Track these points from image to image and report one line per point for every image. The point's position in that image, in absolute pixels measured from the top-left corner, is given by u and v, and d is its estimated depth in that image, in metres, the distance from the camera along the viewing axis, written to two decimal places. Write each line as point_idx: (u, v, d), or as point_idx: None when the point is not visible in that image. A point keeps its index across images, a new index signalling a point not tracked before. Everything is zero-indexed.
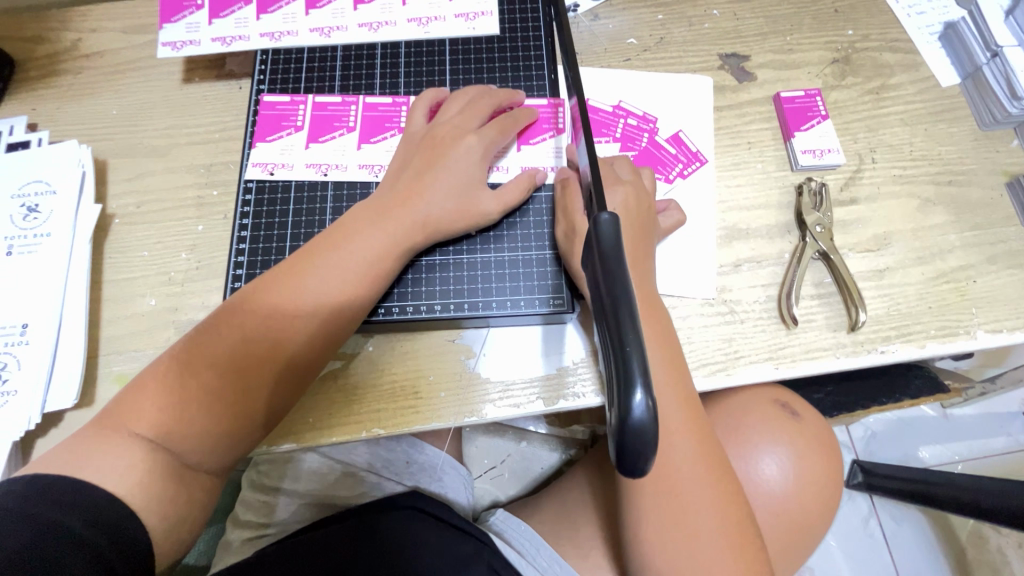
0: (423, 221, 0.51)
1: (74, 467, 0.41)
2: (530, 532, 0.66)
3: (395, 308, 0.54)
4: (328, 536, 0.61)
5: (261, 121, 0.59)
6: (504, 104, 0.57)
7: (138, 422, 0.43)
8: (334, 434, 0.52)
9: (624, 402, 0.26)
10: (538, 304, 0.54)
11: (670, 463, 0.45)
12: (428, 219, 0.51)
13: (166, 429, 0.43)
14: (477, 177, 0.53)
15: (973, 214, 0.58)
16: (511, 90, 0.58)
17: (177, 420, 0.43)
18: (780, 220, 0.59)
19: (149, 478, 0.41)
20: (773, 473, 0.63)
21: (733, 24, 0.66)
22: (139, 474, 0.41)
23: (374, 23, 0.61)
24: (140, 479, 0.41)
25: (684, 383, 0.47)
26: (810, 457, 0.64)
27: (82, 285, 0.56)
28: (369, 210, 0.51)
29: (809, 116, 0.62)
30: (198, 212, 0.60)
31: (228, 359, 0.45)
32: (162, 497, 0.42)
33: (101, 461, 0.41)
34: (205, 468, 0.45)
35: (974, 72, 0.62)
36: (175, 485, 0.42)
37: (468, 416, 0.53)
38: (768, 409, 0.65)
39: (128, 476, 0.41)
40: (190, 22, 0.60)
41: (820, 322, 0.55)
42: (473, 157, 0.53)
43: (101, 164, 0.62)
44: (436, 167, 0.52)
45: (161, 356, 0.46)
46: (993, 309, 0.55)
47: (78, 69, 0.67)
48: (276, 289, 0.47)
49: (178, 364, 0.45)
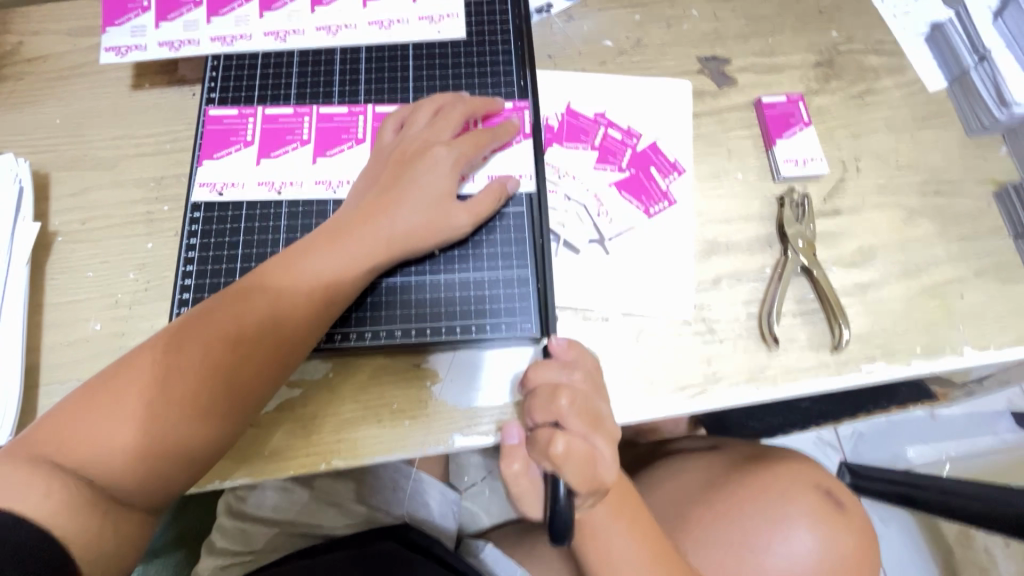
0: (387, 238, 0.48)
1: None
2: None
3: (354, 333, 0.51)
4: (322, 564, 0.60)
5: (207, 135, 0.55)
6: (479, 112, 0.54)
7: (70, 452, 0.39)
8: (289, 467, 0.49)
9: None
10: (505, 328, 0.51)
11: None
12: (392, 234, 0.48)
13: (101, 460, 0.39)
14: (447, 189, 0.50)
15: (960, 225, 0.56)
16: (488, 97, 0.54)
17: (114, 454, 0.39)
18: (761, 233, 0.56)
19: (65, 505, 0.37)
20: (798, 555, 0.56)
21: (712, 26, 0.64)
22: (59, 500, 0.36)
23: (333, 27, 0.57)
24: (57, 505, 0.36)
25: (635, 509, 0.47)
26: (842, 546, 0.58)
27: (20, 309, 0.52)
28: (333, 225, 0.48)
29: (791, 122, 0.59)
30: (146, 229, 0.57)
31: (176, 388, 0.41)
32: (83, 526, 0.37)
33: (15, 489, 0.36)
34: (138, 502, 0.41)
35: (961, 76, 0.60)
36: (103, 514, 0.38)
37: (435, 446, 0.50)
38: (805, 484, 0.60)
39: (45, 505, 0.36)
40: (135, 25, 0.57)
41: (802, 341, 0.52)
42: (443, 169, 0.50)
43: (43, 177, 0.58)
44: (403, 179, 0.49)
45: (100, 375, 0.42)
46: (979, 324, 0.53)
47: (17, 76, 0.62)
48: (228, 312, 0.44)
49: (118, 393, 0.41)
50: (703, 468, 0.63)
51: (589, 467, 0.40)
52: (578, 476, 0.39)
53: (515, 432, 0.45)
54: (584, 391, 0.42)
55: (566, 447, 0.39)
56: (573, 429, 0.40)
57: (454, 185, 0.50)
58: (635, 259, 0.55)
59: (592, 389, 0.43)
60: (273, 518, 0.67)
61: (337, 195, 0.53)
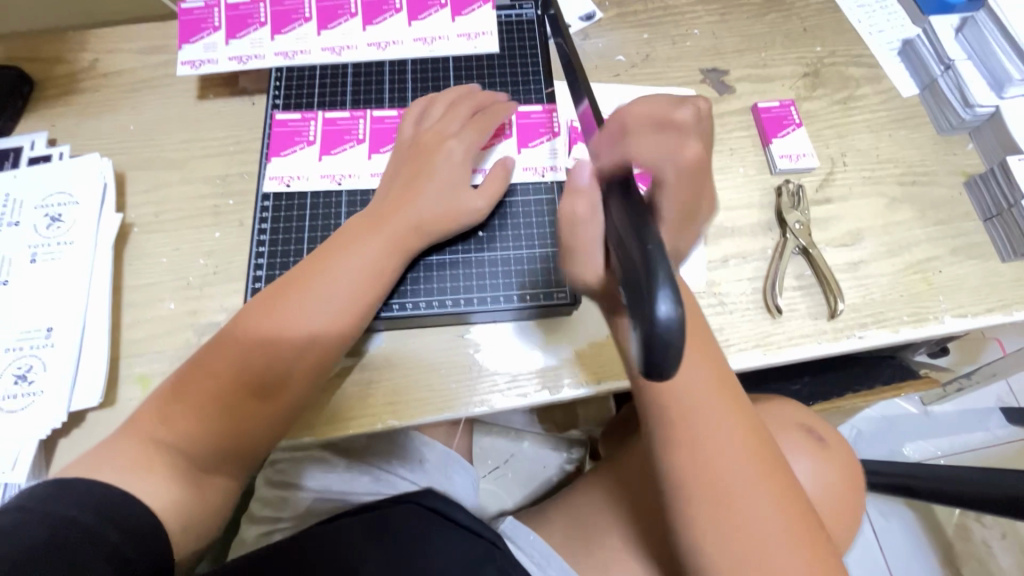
0: (415, 220, 0.54)
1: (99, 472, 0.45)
2: (539, 541, 0.66)
3: (409, 303, 0.57)
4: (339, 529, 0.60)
5: (274, 135, 0.62)
6: (483, 106, 0.62)
7: (165, 436, 0.47)
8: (352, 426, 0.55)
9: (649, 306, 0.27)
10: (541, 298, 0.57)
11: (713, 463, 0.45)
12: (419, 218, 0.55)
13: (188, 442, 0.47)
14: (463, 177, 0.57)
15: (936, 211, 0.64)
16: (489, 94, 0.63)
17: (189, 428, 0.47)
18: (762, 218, 0.63)
19: (165, 488, 0.46)
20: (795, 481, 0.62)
21: (712, 42, 0.72)
22: (159, 483, 0.46)
23: (383, 42, 0.65)
24: (156, 490, 0.45)
25: (745, 416, 0.47)
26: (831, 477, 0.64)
27: (104, 290, 0.58)
28: (363, 217, 0.55)
29: (784, 124, 0.67)
30: (214, 220, 0.63)
31: (241, 367, 0.48)
32: (179, 502, 0.46)
33: (124, 466, 0.46)
34: (221, 470, 0.49)
35: (931, 83, 0.68)
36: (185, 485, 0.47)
37: (479, 406, 0.56)
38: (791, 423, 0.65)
39: (144, 480, 0.46)
40: (208, 42, 0.65)
41: (802, 311, 0.59)
42: (456, 161, 0.57)
43: (120, 176, 0.65)
44: (423, 173, 0.56)
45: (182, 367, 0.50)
46: (957, 296, 0.60)
47: (95, 88, 0.70)
48: (278, 300, 0.50)
49: (196, 380, 0.48)
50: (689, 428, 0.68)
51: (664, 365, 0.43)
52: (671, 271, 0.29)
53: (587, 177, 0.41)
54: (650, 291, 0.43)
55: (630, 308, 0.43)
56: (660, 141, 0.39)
57: (467, 173, 0.58)
58: None
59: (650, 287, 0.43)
60: (311, 486, 0.71)
61: None
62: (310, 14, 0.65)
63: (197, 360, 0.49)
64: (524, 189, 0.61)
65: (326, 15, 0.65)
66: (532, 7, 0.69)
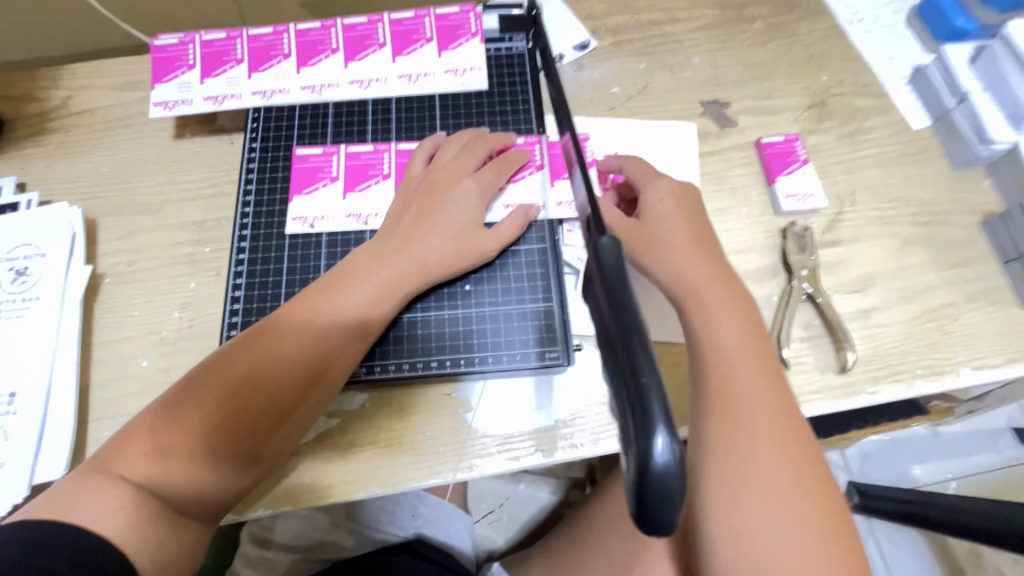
0: (419, 265, 0.52)
1: (67, 514, 0.39)
2: None
3: (392, 364, 0.54)
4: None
5: (296, 172, 0.60)
6: (498, 147, 0.59)
7: (134, 470, 0.42)
8: (331, 495, 0.52)
9: (643, 448, 0.24)
10: (531, 357, 0.54)
11: (748, 459, 0.41)
12: (424, 261, 0.52)
13: (162, 477, 0.42)
14: (473, 219, 0.54)
15: (951, 253, 0.60)
16: (503, 133, 0.59)
17: (159, 474, 0.42)
18: (767, 263, 0.60)
19: (138, 522, 0.40)
20: None
21: (713, 72, 0.69)
22: (130, 517, 0.40)
23: (365, 80, 0.62)
24: (129, 523, 0.40)
25: (786, 411, 0.43)
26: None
27: (73, 348, 0.55)
28: (365, 256, 0.52)
29: (789, 160, 0.63)
30: (190, 270, 0.60)
31: (226, 409, 0.45)
32: (153, 541, 0.41)
33: (89, 504, 0.40)
34: (194, 516, 0.44)
35: (944, 115, 0.65)
36: (165, 532, 0.42)
37: (467, 472, 0.53)
38: None
39: (113, 518, 0.39)
40: (182, 81, 0.61)
41: (810, 364, 0.56)
42: (469, 202, 0.54)
43: (91, 223, 0.62)
44: (430, 212, 0.53)
45: (153, 404, 0.45)
46: (975, 346, 0.56)
47: (67, 128, 0.67)
48: (272, 341, 0.47)
49: (176, 415, 0.44)
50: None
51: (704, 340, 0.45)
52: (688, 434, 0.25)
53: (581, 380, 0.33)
54: (679, 263, 0.49)
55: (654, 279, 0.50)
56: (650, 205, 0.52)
57: (480, 216, 0.55)
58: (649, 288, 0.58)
59: (687, 258, 0.49)
60: (294, 543, 0.70)
61: (368, 226, 0.58)
62: (289, 50, 0.62)
63: (175, 394, 0.45)
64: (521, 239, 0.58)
65: (305, 51, 0.62)
66: (523, 39, 0.66)
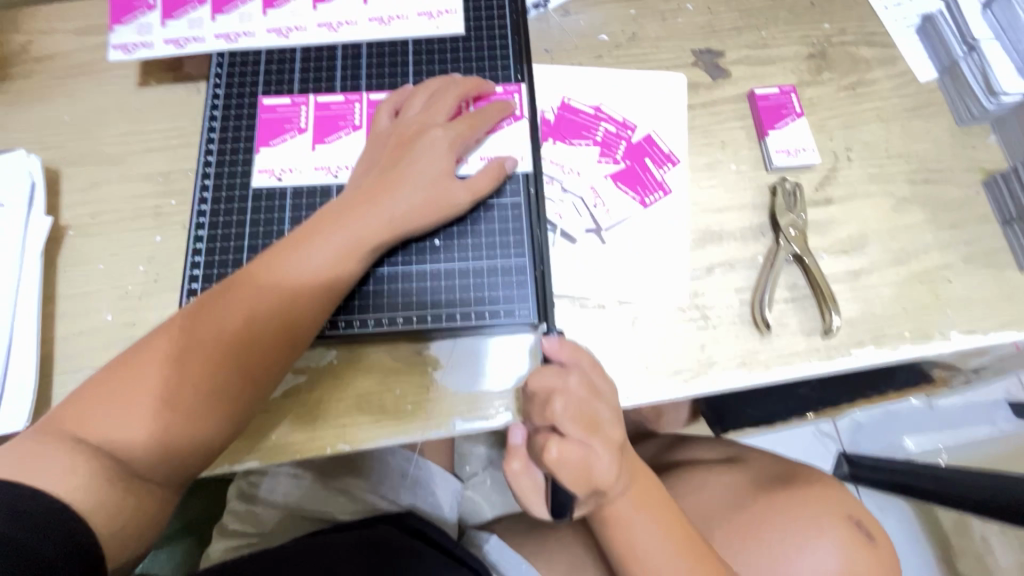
0: (387, 219, 0.49)
1: (17, 471, 0.38)
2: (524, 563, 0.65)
3: (357, 321, 0.52)
4: (332, 542, 0.60)
5: (263, 123, 0.57)
6: (471, 93, 0.55)
7: (97, 430, 0.41)
8: (299, 451, 0.51)
9: None
10: (502, 315, 0.52)
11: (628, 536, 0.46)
12: (393, 215, 0.49)
13: (125, 433, 0.42)
14: (445, 170, 0.51)
15: (949, 213, 0.57)
16: (478, 79, 0.56)
17: (111, 433, 0.41)
18: (754, 222, 0.57)
19: (92, 479, 0.39)
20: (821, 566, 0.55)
21: (707, 18, 0.65)
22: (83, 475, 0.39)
23: (335, 23, 0.59)
24: (79, 483, 0.39)
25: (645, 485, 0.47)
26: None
27: (34, 300, 0.54)
28: (332, 209, 0.50)
29: (783, 114, 0.60)
30: (155, 223, 0.58)
31: (202, 364, 0.44)
32: (108, 500, 0.40)
33: (38, 465, 0.39)
34: (159, 478, 0.43)
35: (951, 66, 0.61)
36: (122, 489, 0.41)
37: (437, 430, 0.52)
38: (836, 520, 0.58)
39: (67, 477, 0.38)
40: (142, 23, 0.58)
41: (793, 327, 0.54)
42: (439, 151, 0.51)
43: (54, 173, 0.60)
44: (401, 163, 0.51)
45: (109, 364, 0.45)
46: (967, 310, 0.54)
47: (27, 74, 0.64)
48: (245, 295, 0.46)
49: (146, 366, 0.43)
50: (724, 487, 0.63)
51: (584, 469, 0.41)
52: (575, 479, 0.41)
53: (518, 433, 0.45)
54: (584, 395, 0.42)
55: (560, 452, 0.40)
56: (570, 434, 0.40)
57: (452, 166, 0.52)
58: (630, 248, 0.56)
59: (592, 390, 0.42)
60: (283, 501, 0.70)
61: (338, 179, 0.55)
62: None
63: (145, 348, 0.44)
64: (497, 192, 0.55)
65: None
66: None
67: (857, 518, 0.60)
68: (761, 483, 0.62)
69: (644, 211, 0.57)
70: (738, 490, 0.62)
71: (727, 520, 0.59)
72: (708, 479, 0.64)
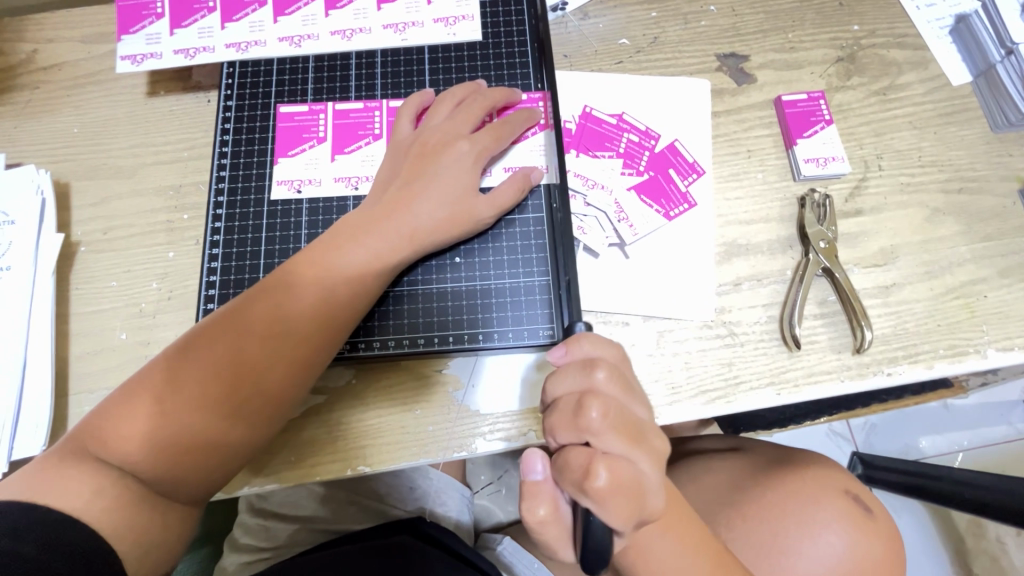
0: (408, 235, 0.48)
1: (43, 493, 0.39)
2: (536, 563, 0.65)
3: (377, 341, 0.51)
4: (337, 555, 0.59)
5: (281, 132, 0.56)
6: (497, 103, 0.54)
7: (104, 447, 0.41)
8: (318, 472, 0.50)
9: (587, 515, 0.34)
10: (525, 335, 0.51)
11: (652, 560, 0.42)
12: (415, 232, 0.48)
13: (147, 455, 0.41)
14: (466, 185, 0.50)
15: (984, 224, 0.56)
16: (506, 88, 0.54)
17: (131, 454, 0.41)
18: (782, 234, 0.56)
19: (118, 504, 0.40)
20: (826, 555, 0.55)
21: (731, 21, 0.62)
22: (108, 499, 0.40)
23: (347, 31, 0.57)
24: (107, 506, 0.40)
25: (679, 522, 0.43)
26: (874, 556, 0.56)
27: (47, 320, 0.53)
28: (353, 224, 0.48)
29: (812, 121, 0.58)
30: (168, 238, 0.57)
31: (185, 400, 0.42)
32: (135, 522, 0.40)
33: (67, 486, 0.39)
34: (181, 499, 0.43)
35: (987, 70, 0.59)
36: (148, 512, 0.41)
37: (458, 451, 0.51)
38: (835, 496, 0.58)
39: (94, 501, 0.39)
40: (150, 32, 0.56)
41: (823, 344, 0.52)
42: (462, 165, 0.50)
43: (63, 187, 0.59)
44: (422, 177, 0.49)
45: (130, 381, 0.44)
46: (1003, 325, 0.53)
47: (34, 84, 0.62)
48: (242, 321, 0.44)
49: (167, 386, 0.42)
50: (729, 468, 0.61)
51: (636, 493, 0.34)
52: (624, 513, 0.33)
53: (542, 465, 0.36)
54: (617, 397, 0.36)
55: (609, 475, 0.33)
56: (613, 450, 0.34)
57: (476, 180, 0.50)
58: (655, 262, 0.55)
59: (624, 391, 0.36)
60: (293, 514, 0.69)
61: (357, 191, 0.54)
62: None
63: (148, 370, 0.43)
64: (519, 206, 0.53)
65: None
66: None
67: (855, 492, 0.59)
68: (766, 461, 0.61)
69: (668, 223, 0.55)
70: (739, 473, 0.60)
71: (731, 504, 0.57)
72: (712, 465, 0.62)
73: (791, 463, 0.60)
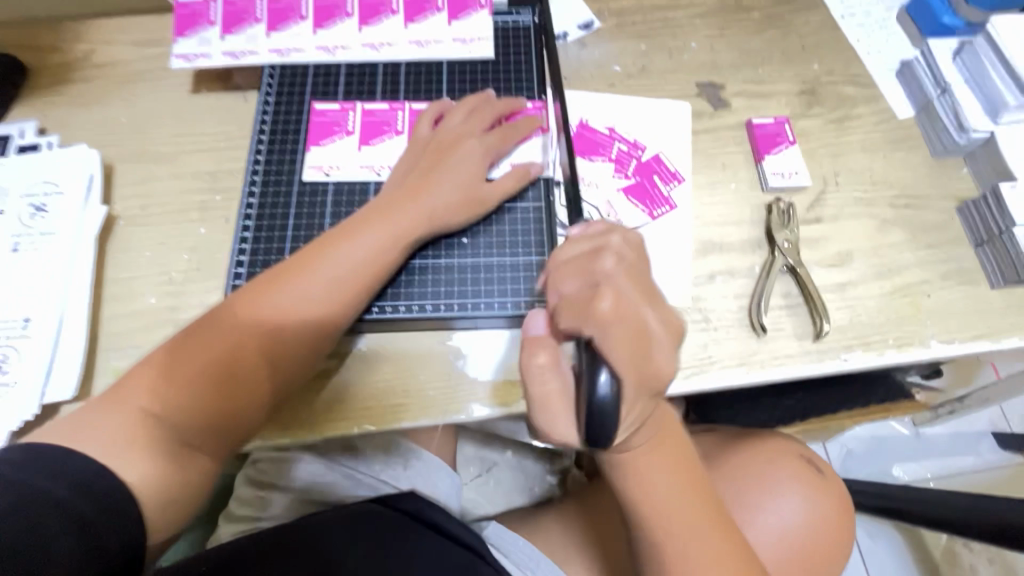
0: (425, 215, 0.54)
1: (74, 441, 0.43)
2: (527, 546, 0.68)
3: (389, 306, 0.56)
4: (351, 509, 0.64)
5: (313, 125, 0.63)
6: (505, 111, 0.62)
7: (141, 396, 0.45)
8: (327, 432, 0.54)
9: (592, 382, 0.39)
10: (523, 307, 0.57)
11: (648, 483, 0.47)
12: (432, 212, 0.55)
13: (179, 406, 0.45)
14: (477, 173, 0.57)
15: (927, 234, 0.63)
16: (512, 97, 0.62)
17: (163, 404, 0.45)
18: (751, 236, 0.63)
19: (146, 452, 0.44)
20: (787, 513, 0.62)
21: (710, 56, 0.72)
22: (135, 450, 0.43)
23: (377, 43, 0.64)
24: (132, 457, 0.43)
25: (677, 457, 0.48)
26: (826, 513, 0.64)
27: (85, 282, 0.58)
28: (377, 207, 0.54)
29: (777, 141, 0.66)
30: (200, 216, 0.63)
31: (216, 355, 0.47)
32: (159, 471, 0.44)
33: (100, 429, 0.43)
34: (204, 450, 0.47)
35: (926, 104, 0.68)
36: (171, 462, 0.45)
37: (455, 414, 0.55)
38: (791, 461, 0.66)
39: (123, 449, 0.43)
40: (203, 37, 0.64)
41: (787, 331, 0.58)
42: (473, 157, 0.57)
43: (108, 167, 0.65)
44: (439, 166, 0.56)
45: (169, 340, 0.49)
46: (945, 322, 0.59)
47: (88, 78, 0.69)
48: (263, 290, 0.50)
49: (201, 344, 0.47)
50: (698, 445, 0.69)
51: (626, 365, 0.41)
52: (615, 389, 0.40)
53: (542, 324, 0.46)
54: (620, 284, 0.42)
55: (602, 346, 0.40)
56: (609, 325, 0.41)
57: (485, 170, 0.58)
58: None
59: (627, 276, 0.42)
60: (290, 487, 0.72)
61: (379, 177, 0.61)
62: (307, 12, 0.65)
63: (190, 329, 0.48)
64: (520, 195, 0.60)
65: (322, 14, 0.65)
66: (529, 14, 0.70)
67: (809, 457, 0.68)
68: (732, 437, 0.69)
69: (652, 221, 0.62)
70: (708, 447, 0.68)
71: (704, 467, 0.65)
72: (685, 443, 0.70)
73: (752, 435, 0.68)
